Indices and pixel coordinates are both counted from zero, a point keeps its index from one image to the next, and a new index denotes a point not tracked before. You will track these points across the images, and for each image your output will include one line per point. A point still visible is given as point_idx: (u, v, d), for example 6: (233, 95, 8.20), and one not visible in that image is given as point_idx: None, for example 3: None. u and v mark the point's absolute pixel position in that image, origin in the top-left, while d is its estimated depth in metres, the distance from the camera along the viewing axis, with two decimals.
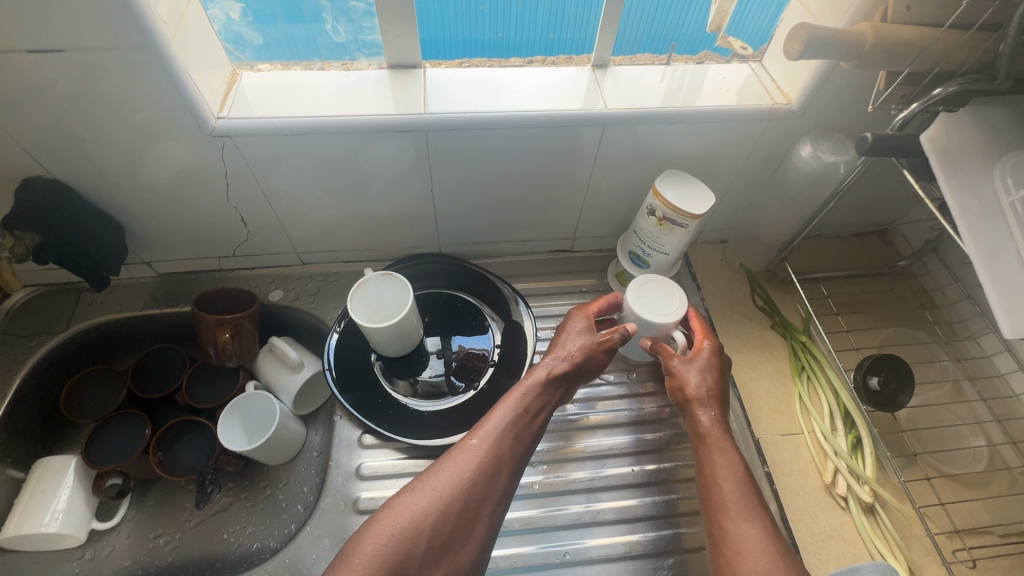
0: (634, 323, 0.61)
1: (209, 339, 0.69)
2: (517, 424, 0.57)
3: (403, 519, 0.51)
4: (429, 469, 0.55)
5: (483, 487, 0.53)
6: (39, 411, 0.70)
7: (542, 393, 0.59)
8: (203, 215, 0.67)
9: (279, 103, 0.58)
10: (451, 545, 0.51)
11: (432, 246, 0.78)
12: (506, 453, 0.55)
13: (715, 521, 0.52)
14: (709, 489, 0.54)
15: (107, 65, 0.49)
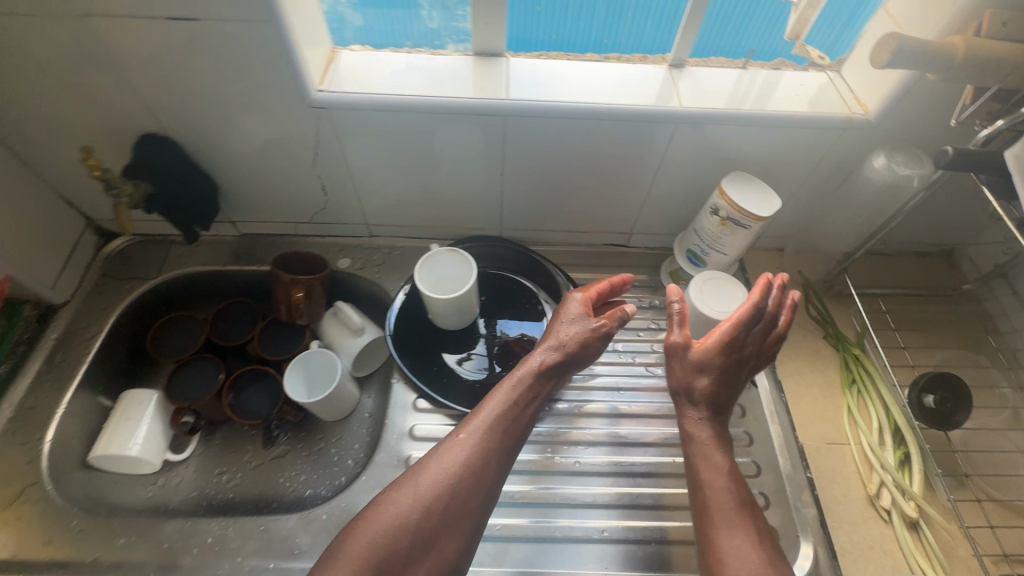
0: (633, 307, 0.65)
1: (281, 296, 0.74)
2: (506, 418, 0.59)
3: (394, 512, 0.53)
4: (419, 464, 0.57)
5: (472, 478, 0.55)
6: (128, 348, 0.76)
7: (531, 386, 0.61)
8: (289, 181, 0.72)
9: (374, 81, 0.62)
10: (440, 533, 0.53)
11: (492, 230, 0.81)
12: (496, 446, 0.58)
13: (710, 525, 0.54)
14: (700, 492, 0.56)
15: (231, 35, 0.54)
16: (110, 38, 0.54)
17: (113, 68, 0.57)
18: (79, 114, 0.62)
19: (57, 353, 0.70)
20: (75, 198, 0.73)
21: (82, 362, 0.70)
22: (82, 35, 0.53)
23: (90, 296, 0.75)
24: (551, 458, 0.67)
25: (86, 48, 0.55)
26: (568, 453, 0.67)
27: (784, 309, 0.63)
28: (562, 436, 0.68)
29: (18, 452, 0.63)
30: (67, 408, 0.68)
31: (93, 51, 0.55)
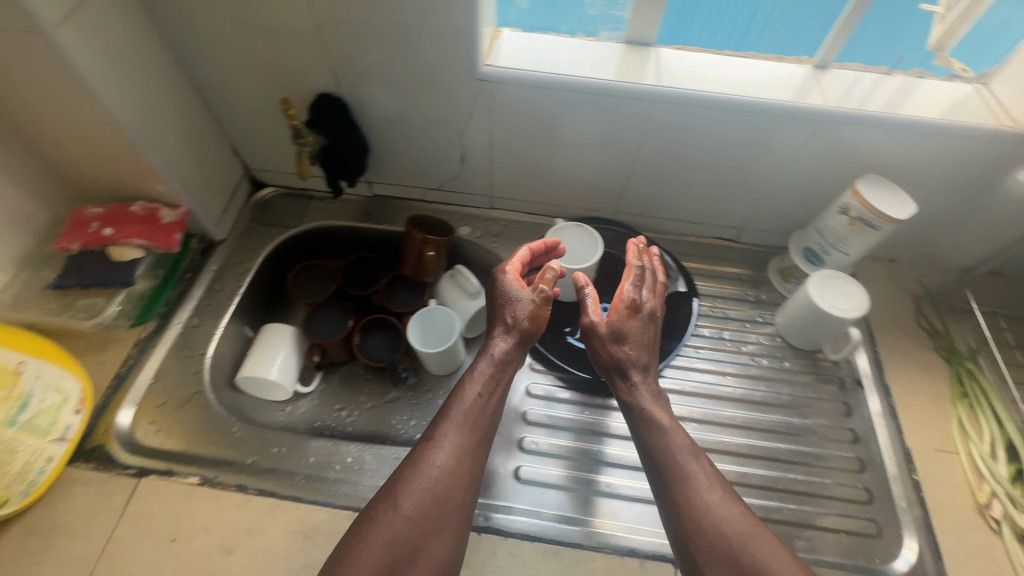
0: (558, 265, 0.64)
1: (411, 254, 0.80)
2: (471, 409, 0.60)
3: (382, 528, 0.52)
4: (393, 481, 0.56)
5: (451, 474, 0.56)
6: (268, 287, 0.84)
7: (491, 372, 0.63)
8: (433, 148, 0.78)
9: (534, 59, 0.67)
10: (430, 533, 0.53)
11: (608, 213, 0.85)
12: (469, 440, 0.58)
13: (664, 482, 0.57)
14: (653, 464, 0.58)
15: (425, 8, 0.60)
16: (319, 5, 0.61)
17: (312, 32, 0.64)
18: (270, 72, 0.69)
19: (216, 283, 0.79)
20: (241, 147, 0.82)
21: (236, 293, 0.78)
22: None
23: (242, 237, 0.84)
24: None
25: (295, 13, 0.61)
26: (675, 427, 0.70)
27: (655, 260, 0.69)
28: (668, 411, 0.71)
29: (186, 363, 0.71)
30: (224, 332, 0.76)
31: (300, 16, 0.62)
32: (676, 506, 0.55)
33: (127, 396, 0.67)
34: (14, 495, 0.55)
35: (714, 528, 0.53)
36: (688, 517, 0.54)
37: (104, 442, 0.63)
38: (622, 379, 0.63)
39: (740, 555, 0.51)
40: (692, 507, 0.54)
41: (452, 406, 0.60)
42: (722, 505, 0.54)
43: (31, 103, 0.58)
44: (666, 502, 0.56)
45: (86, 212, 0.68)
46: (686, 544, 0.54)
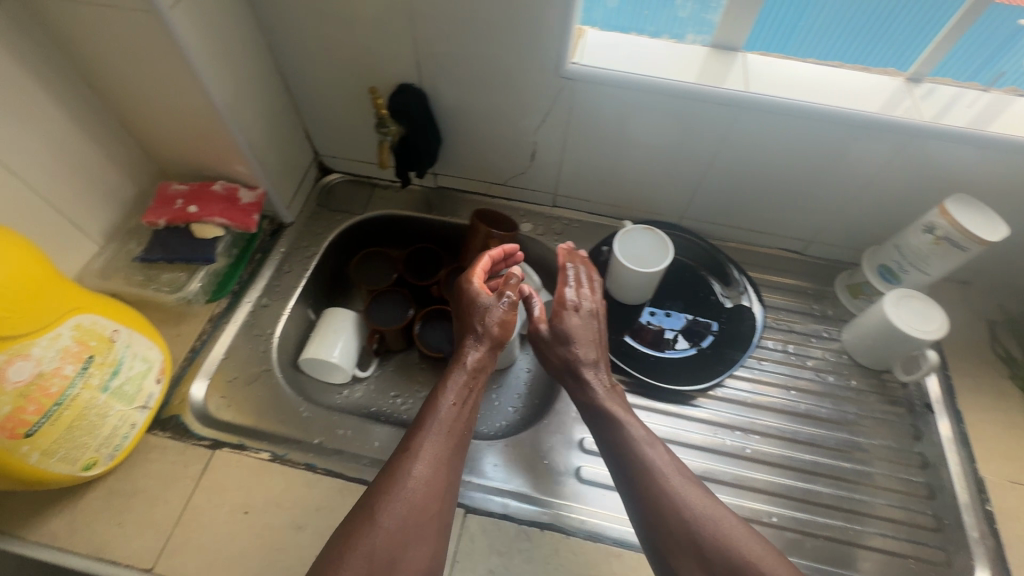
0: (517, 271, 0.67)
1: (476, 247, 0.81)
2: (446, 417, 0.59)
3: (361, 542, 0.49)
4: (369, 496, 0.53)
5: (428, 482, 0.54)
6: (331, 271, 0.86)
7: (465, 381, 0.62)
8: (505, 144, 0.78)
9: (620, 59, 0.66)
10: (411, 543, 0.50)
11: (673, 217, 0.85)
12: (445, 447, 0.57)
13: (630, 483, 0.56)
14: (617, 466, 0.58)
15: (520, 5, 0.59)
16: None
17: (402, 24, 0.64)
18: (354, 62, 0.70)
19: (285, 265, 0.80)
20: (315, 134, 0.83)
21: (303, 275, 0.80)
22: None
23: (309, 221, 0.86)
24: (722, 440, 0.68)
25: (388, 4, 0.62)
26: (739, 438, 0.69)
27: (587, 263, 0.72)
28: (730, 421, 0.70)
29: (255, 341, 0.73)
30: (291, 313, 0.78)
31: (393, 7, 0.62)
32: (641, 504, 0.55)
33: (200, 368, 0.69)
34: (101, 460, 0.56)
35: (686, 526, 0.52)
36: (660, 517, 0.53)
37: (179, 412, 0.65)
38: (575, 378, 0.64)
39: (711, 548, 0.51)
40: (659, 504, 0.54)
41: (427, 417, 0.59)
42: (694, 501, 0.54)
43: (134, 80, 0.60)
44: (633, 502, 0.55)
45: (171, 189, 0.70)
46: (657, 544, 0.53)
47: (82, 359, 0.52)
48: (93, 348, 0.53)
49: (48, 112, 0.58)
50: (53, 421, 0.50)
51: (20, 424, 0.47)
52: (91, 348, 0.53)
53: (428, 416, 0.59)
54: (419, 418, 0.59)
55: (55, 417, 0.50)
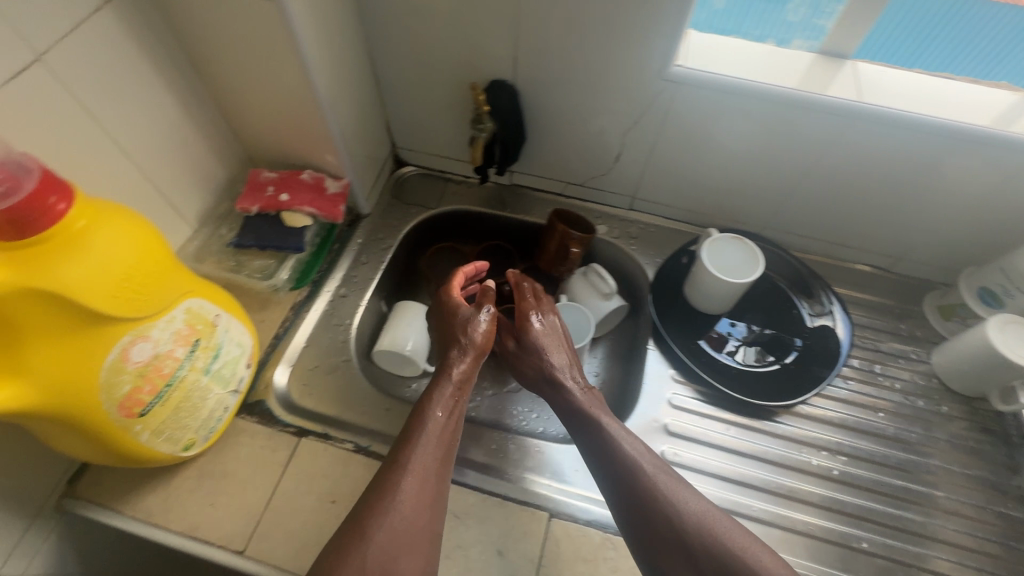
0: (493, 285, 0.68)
1: (553, 248, 0.80)
2: (433, 429, 0.58)
3: (353, 555, 0.49)
4: (359, 509, 0.52)
5: (418, 494, 0.53)
6: (404, 264, 0.86)
7: (451, 393, 0.62)
8: (590, 145, 0.77)
9: (725, 62, 0.64)
10: (404, 555, 0.50)
11: (755, 227, 0.82)
12: (433, 461, 0.56)
13: (616, 486, 0.56)
14: (600, 470, 0.58)
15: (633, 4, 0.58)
16: None
17: (506, 20, 0.63)
18: (450, 56, 0.69)
19: (362, 256, 0.81)
20: (397, 126, 0.83)
21: (379, 267, 0.80)
22: None
23: (385, 213, 0.86)
24: (807, 459, 0.66)
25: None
26: (825, 458, 0.67)
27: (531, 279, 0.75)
28: (815, 440, 0.68)
29: (335, 331, 0.73)
30: (368, 305, 0.78)
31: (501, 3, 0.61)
32: (627, 508, 0.54)
33: (282, 355, 0.69)
34: (198, 441, 0.57)
35: (674, 524, 0.52)
36: (648, 520, 0.53)
37: (265, 397, 0.66)
38: (554, 386, 0.65)
39: (701, 548, 0.50)
40: (644, 505, 0.54)
41: (415, 429, 0.58)
42: (680, 499, 0.53)
43: (241, 67, 0.61)
44: (620, 506, 0.55)
45: (261, 176, 0.71)
46: (647, 547, 0.53)
47: (190, 342, 0.52)
48: (200, 332, 0.54)
49: (160, 96, 0.59)
50: (163, 402, 0.51)
51: (136, 403, 0.48)
52: (198, 332, 0.53)
53: (415, 428, 0.58)
54: (406, 431, 0.58)
55: (165, 398, 0.51)
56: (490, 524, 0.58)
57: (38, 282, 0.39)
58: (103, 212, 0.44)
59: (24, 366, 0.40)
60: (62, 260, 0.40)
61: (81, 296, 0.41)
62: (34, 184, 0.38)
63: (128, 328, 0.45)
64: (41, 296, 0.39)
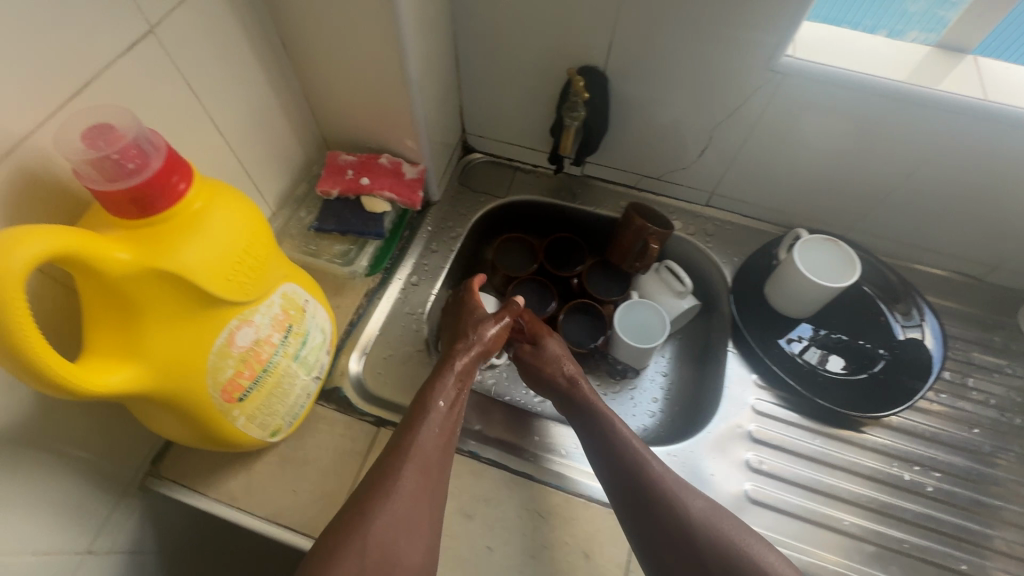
0: (520, 299, 0.70)
1: (629, 244, 0.77)
2: (435, 419, 0.57)
3: (356, 537, 0.48)
4: (360, 493, 0.52)
5: (419, 482, 0.53)
6: (470, 254, 0.84)
7: (453, 383, 0.61)
8: (674, 137, 0.74)
9: (837, 53, 0.61)
10: (405, 540, 0.50)
11: (840, 228, 0.79)
12: (434, 451, 0.56)
13: (618, 481, 0.56)
14: (602, 465, 0.57)
15: None
16: None
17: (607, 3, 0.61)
18: (540, 40, 0.67)
19: (432, 244, 0.79)
20: (471, 111, 0.81)
21: (450, 255, 0.79)
22: None
23: (453, 200, 0.84)
24: (900, 472, 0.63)
25: None
26: (917, 473, 0.64)
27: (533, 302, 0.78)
28: (907, 454, 0.65)
29: (407, 319, 0.72)
30: (439, 294, 0.77)
31: None
32: (629, 502, 0.54)
33: (356, 342, 0.68)
34: (283, 427, 0.57)
35: (680, 522, 0.52)
36: (653, 516, 0.53)
37: (341, 384, 0.65)
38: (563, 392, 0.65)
39: (708, 547, 0.51)
40: (647, 500, 0.54)
41: (416, 417, 0.57)
42: (687, 499, 0.54)
43: (333, 46, 0.59)
44: (621, 500, 0.55)
45: (341, 158, 0.70)
46: (649, 543, 0.52)
47: (285, 328, 0.51)
48: (293, 318, 0.53)
49: (252, 73, 0.58)
50: (259, 387, 0.50)
51: (236, 388, 0.47)
52: (292, 317, 0.52)
53: (417, 417, 0.57)
54: (407, 419, 0.57)
55: (261, 384, 0.50)
56: (575, 525, 0.57)
57: (161, 264, 0.38)
58: (217, 193, 0.42)
59: (141, 349, 0.39)
60: (183, 242, 0.39)
61: (199, 279, 0.39)
62: (161, 163, 0.37)
63: (235, 313, 0.44)
64: (163, 278, 0.38)
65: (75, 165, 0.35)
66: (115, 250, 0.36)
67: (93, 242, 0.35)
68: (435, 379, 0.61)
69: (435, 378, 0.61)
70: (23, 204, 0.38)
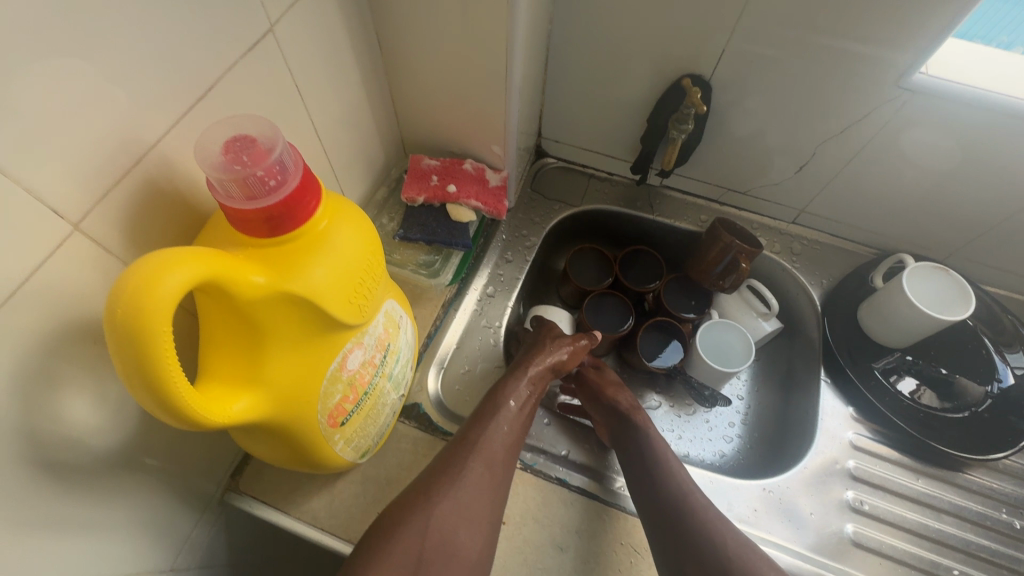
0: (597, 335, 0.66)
1: (715, 260, 0.73)
2: (506, 416, 0.55)
3: (414, 521, 0.46)
4: (420, 480, 0.49)
5: (483, 479, 0.50)
6: (540, 263, 0.81)
7: (529, 385, 0.58)
8: (770, 150, 0.71)
9: (973, 70, 0.56)
10: (464, 531, 0.47)
11: (938, 254, 0.75)
12: (502, 448, 0.53)
13: (654, 504, 0.53)
14: (640, 485, 0.55)
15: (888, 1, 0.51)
16: None
17: (724, 7, 0.58)
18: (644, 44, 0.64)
19: (507, 252, 0.76)
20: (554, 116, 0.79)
21: (525, 265, 0.75)
22: None
23: (526, 207, 0.81)
24: (1007, 517, 0.60)
25: None
26: None
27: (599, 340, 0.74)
28: (1015, 499, 0.61)
29: (484, 333, 0.70)
30: (514, 306, 0.74)
31: None
32: (675, 526, 0.51)
33: (434, 356, 0.65)
34: (371, 446, 0.54)
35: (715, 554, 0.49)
36: (691, 542, 0.50)
37: (421, 400, 0.62)
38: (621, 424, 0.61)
39: None
40: (681, 526, 0.51)
41: (487, 413, 0.55)
42: (731, 531, 0.51)
43: (434, 47, 0.56)
44: (656, 523, 0.52)
45: (424, 163, 0.67)
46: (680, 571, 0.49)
47: (385, 348, 0.48)
48: (391, 337, 0.50)
49: (349, 72, 0.55)
50: (359, 410, 0.47)
51: (341, 412, 0.44)
52: (392, 336, 0.49)
53: (489, 413, 0.55)
54: (479, 412, 0.55)
55: (361, 406, 0.47)
56: None
57: (292, 287, 0.35)
58: (338, 209, 0.39)
59: (261, 375, 0.36)
60: (311, 264, 0.36)
61: (324, 303, 0.37)
62: (297, 182, 0.34)
63: (347, 336, 0.42)
64: (291, 301, 0.35)
65: (212, 178, 0.32)
66: (250, 273, 0.33)
67: (232, 263, 0.32)
68: (512, 376, 0.58)
69: (510, 375, 0.59)
70: (148, 214, 0.36)
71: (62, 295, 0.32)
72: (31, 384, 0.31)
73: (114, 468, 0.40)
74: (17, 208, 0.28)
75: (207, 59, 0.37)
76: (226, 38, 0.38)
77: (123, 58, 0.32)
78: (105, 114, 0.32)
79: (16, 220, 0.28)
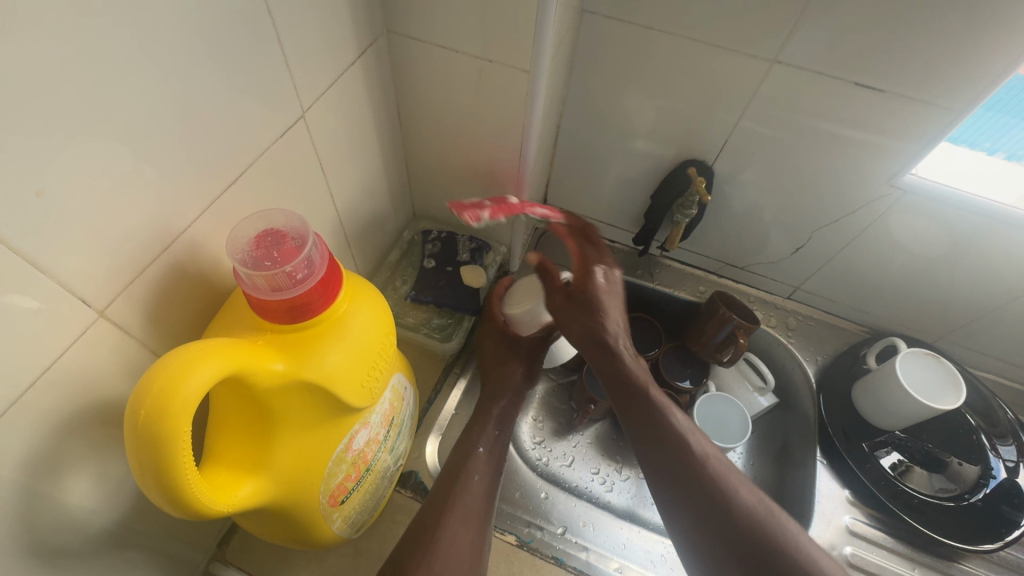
0: None
1: (713, 333, 0.74)
2: (475, 464, 0.55)
3: None
4: (398, 550, 0.46)
5: (461, 532, 0.48)
6: None
7: (492, 431, 0.59)
8: (768, 231, 0.74)
9: (962, 174, 0.60)
10: None
11: (929, 337, 0.77)
12: (478, 497, 0.52)
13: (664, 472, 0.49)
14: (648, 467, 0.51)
15: (881, 110, 0.56)
16: (763, 83, 0.58)
17: (731, 103, 0.62)
18: (652, 129, 0.68)
19: None
20: (563, 186, 0.82)
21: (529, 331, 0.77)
22: (743, 75, 0.58)
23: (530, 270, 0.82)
24: None
25: (730, 83, 0.60)
26: None
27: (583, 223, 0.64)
28: None
29: None
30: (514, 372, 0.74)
31: (735, 87, 0.60)
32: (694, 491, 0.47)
33: (433, 422, 0.65)
34: (366, 520, 0.52)
35: (784, 560, 0.41)
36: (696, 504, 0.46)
37: (418, 468, 0.61)
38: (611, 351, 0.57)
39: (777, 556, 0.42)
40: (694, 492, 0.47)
41: (457, 466, 0.55)
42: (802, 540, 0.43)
43: (455, 125, 0.59)
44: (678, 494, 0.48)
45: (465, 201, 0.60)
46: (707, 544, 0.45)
47: (389, 423, 0.48)
48: (395, 411, 0.49)
49: (371, 145, 0.57)
50: (359, 487, 0.46)
51: (342, 491, 0.44)
52: (396, 411, 0.49)
53: (458, 467, 0.55)
54: (448, 471, 0.54)
55: (361, 483, 0.47)
56: None
57: (309, 374, 0.35)
58: (357, 291, 0.40)
59: (268, 460, 0.36)
60: (327, 349, 0.36)
61: (336, 386, 0.37)
62: (324, 274, 0.35)
63: (355, 418, 0.42)
64: (302, 386, 0.35)
65: (243, 271, 0.33)
66: (269, 361, 0.33)
67: (252, 352, 0.32)
68: (476, 429, 0.59)
69: (474, 426, 0.60)
70: (169, 296, 0.36)
71: (82, 377, 0.32)
72: (39, 469, 0.31)
73: (108, 550, 0.39)
74: (50, 299, 0.29)
75: (246, 145, 0.39)
76: (263, 124, 0.40)
77: (173, 155, 0.33)
78: (146, 207, 0.33)
79: (46, 311, 0.29)
